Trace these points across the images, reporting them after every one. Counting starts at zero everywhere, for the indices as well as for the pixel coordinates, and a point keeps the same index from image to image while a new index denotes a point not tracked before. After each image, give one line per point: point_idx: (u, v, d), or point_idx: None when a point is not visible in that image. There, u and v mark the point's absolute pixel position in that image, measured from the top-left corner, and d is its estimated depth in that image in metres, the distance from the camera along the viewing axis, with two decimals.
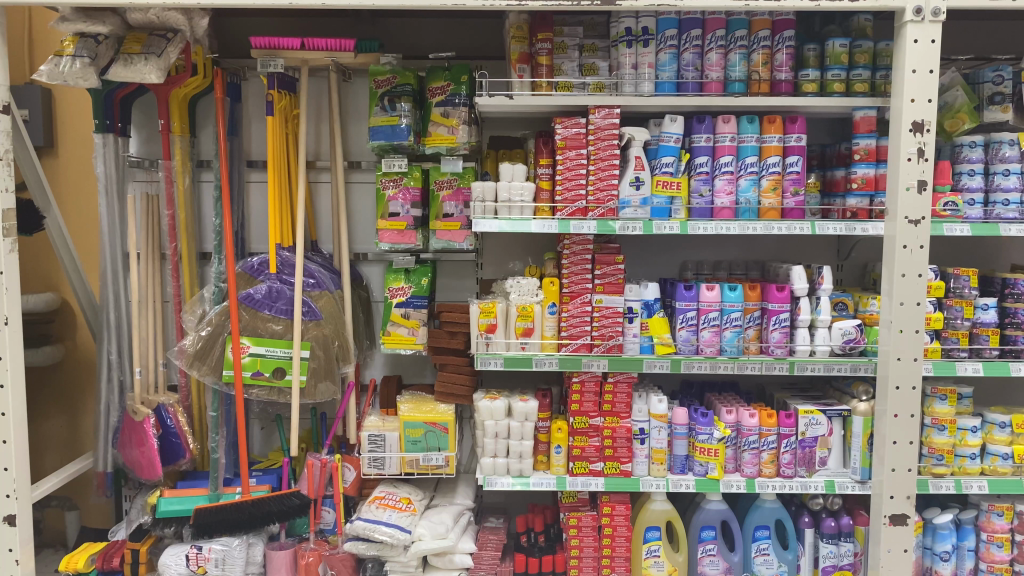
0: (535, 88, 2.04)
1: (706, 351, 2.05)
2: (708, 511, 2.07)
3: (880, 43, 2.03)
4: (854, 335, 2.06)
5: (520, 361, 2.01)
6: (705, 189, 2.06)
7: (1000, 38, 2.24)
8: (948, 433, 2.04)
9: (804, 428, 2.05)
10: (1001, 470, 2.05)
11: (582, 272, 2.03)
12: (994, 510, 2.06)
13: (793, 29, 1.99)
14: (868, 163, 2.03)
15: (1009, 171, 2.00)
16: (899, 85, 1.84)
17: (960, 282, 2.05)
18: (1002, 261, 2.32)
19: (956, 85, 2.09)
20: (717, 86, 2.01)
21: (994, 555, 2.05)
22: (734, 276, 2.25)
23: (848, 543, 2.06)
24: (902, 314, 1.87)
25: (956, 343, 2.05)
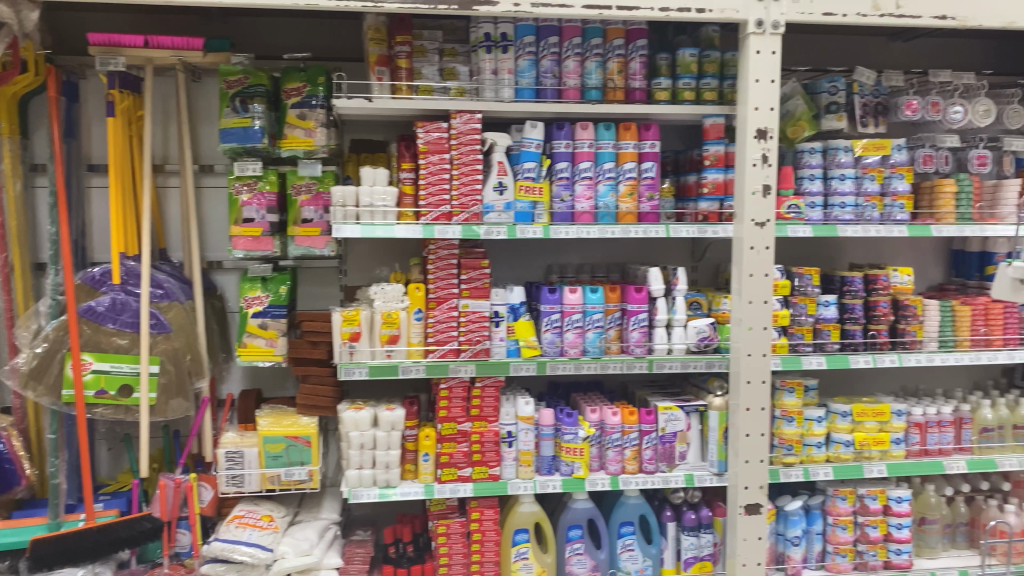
0: (395, 92, 2.00)
1: (570, 353, 2.09)
2: (576, 509, 2.10)
3: (727, 54, 2.12)
4: (708, 333, 2.14)
5: (385, 370, 1.96)
6: (565, 195, 2.09)
7: (835, 51, 2.39)
8: (796, 424, 2.15)
9: (664, 424, 2.12)
10: (844, 456, 2.19)
11: (448, 277, 2.01)
12: (839, 494, 2.19)
13: (645, 38, 2.06)
14: (718, 168, 2.12)
15: (844, 176, 2.14)
16: (744, 95, 1.94)
17: (804, 281, 2.19)
18: (841, 259, 2.48)
19: (796, 95, 2.21)
20: (575, 94, 2.05)
21: (839, 537, 2.19)
22: (596, 278, 2.29)
23: (707, 535, 2.13)
24: (751, 312, 1.96)
25: (802, 338, 2.17)
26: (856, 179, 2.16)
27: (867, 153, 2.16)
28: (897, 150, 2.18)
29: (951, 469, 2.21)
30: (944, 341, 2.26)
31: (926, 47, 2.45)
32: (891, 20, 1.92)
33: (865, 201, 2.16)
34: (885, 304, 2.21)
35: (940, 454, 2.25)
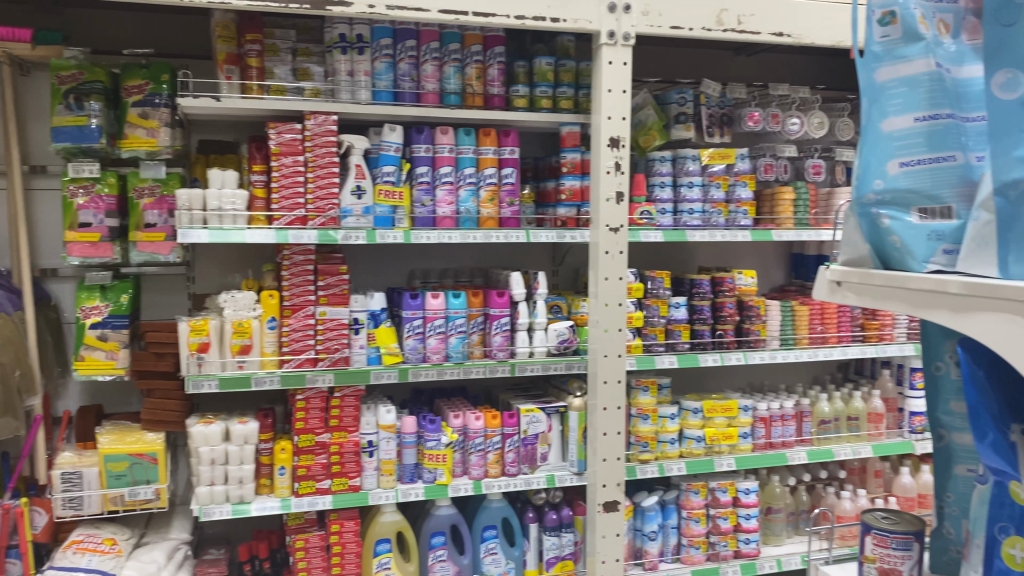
0: (245, 91, 1.93)
1: (432, 359, 2.07)
2: (438, 516, 2.09)
3: (581, 64, 2.18)
4: (567, 335, 2.17)
5: (237, 382, 1.88)
6: (426, 199, 2.07)
7: (683, 63, 2.49)
8: (651, 421, 2.22)
9: (526, 426, 2.13)
10: (696, 451, 2.28)
11: (304, 283, 1.96)
12: (692, 488, 2.28)
13: (503, 45, 2.08)
14: (575, 175, 2.16)
15: (692, 183, 2.23)
16: (597, 103, 1.98)
17: (656, 284, 2.26)
18: (692, 262, 2.60)
19: (647, 105, 2.28)
20: (433, 98, 2.04)
21: (693, 529, 2.27)
22: (459, 282, 2.29)
23: (569, 534, 2.17)
24: (606, 314, 2.01)
25: (655, 338, 2.24)
26: (703, 186, 2.26)
27: (713, 161, 2.27)
28: (740, 159, 2.29)
29: (794, 460, 2.34)
30: (784, 338, 2.40)
31: (766, 62, 2.59)
32: (733, 35, 2.01)
33: (711, 207, 2.26)
34: (730, 305, 2.33)
35: (783, 447, 2.39)
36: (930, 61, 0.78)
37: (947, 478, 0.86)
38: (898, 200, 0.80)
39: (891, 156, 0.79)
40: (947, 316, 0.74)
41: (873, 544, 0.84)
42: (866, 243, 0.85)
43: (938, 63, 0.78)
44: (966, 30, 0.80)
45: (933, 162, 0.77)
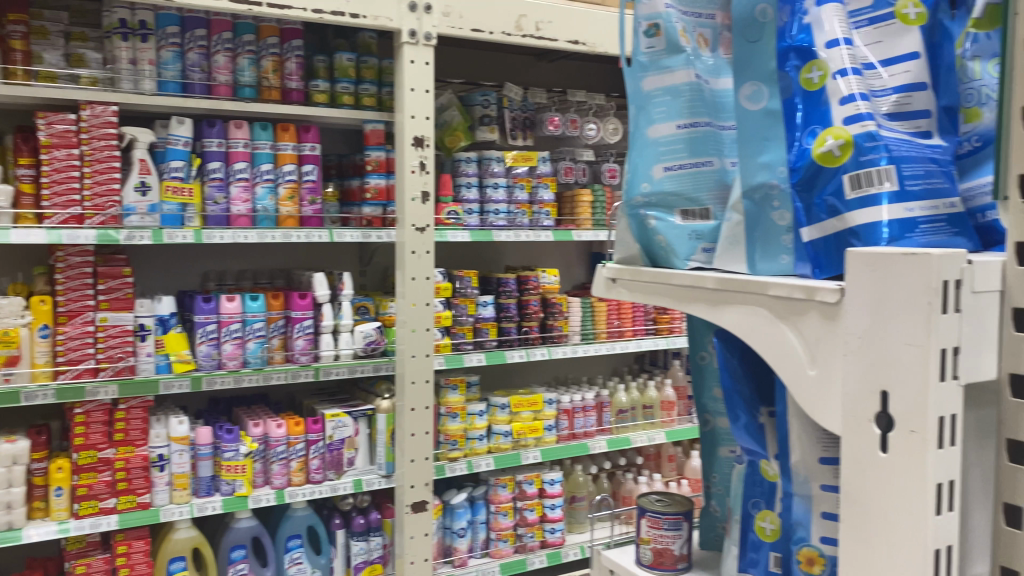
0: (8, 76, 1.75)
1: (229, 365, 1.98)
2: (238, 529, 2.00)
3: (384, 61, 2.15)
4: (375, 337, 2.14)
5: (3, 398, 1.70)
6: (219, 196, 1.97)
7: (485, 65, 2.53)
8: (459, 419, 2.24)
9: (332, 431, 2.10)
10: (504, 446, 2.31)
11: (82, 288, 1.81)
12: (500, 483, 2.32)
13: (301, 39, 2.02)
14: (380, 173, 2.14)
15: (497, 185, 2.27)
16: (400, 101, 1.97)
17: (464, 283, 2.28)
18: (499, 262, 2.64)
19: (452, 106, 2.31)
20: (226, 90, 1.95)
21: (501, 523, 2.32)
22: (258, 285, 2.21)
23: (377, 537, 2.15)
24: (413, 314, 2.01)
25: (463, 337, 2.26)
26: (508, 187, 2.31)
27: (516, 163, 2.32)
28: (542, 161, 2.37)
29: (594, 449, 2.46)
30: (585, 334, 2.49)
31: (565, 68, 2.69)
32: (532, 40, 2.08)
33: (516, 208, 2.31)
34: (535, 303, 2.39)
35: (585, 437, 2.49)
36: (690, 73, 0.84)
37: (712, 460, 0.93)
38: (662, 202, 0.86)
39: (657, 160, 0.86)
40: (705, 309, 0.81)
41: (648, 526, 0.88)
42: (637, 242, 0.91)
43: (697, 74, 0.84)
44: (722, 45, 0.87)
45: (694, 166, 0.84)
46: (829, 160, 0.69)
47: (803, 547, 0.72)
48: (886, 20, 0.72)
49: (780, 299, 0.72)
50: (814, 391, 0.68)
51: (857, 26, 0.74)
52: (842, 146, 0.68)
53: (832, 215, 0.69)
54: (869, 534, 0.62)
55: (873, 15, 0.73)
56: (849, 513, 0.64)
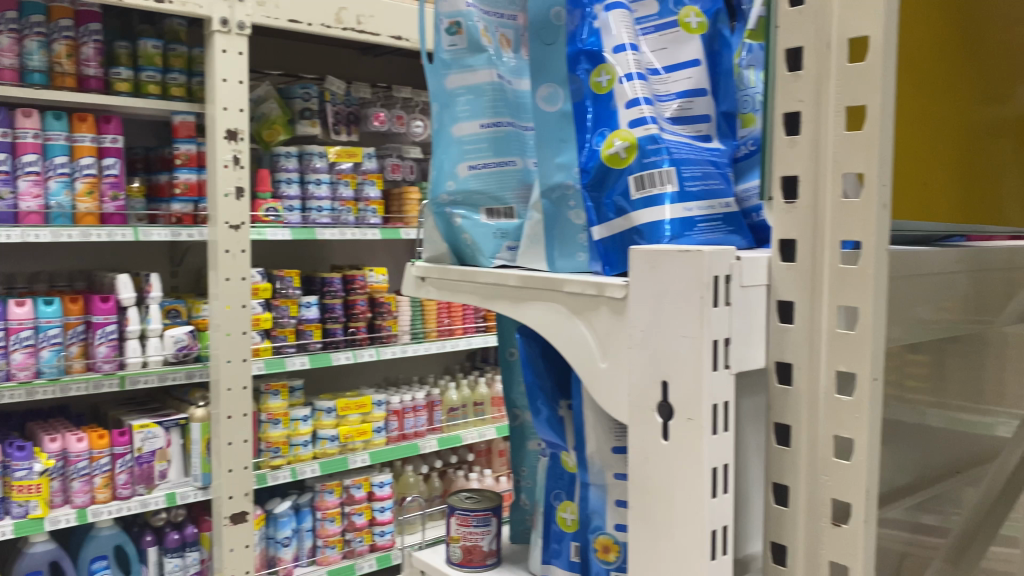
0: None
1: (19, 376, 1.81)
2: (33, 555, 1.84)
3: (194, 50, 2.04)
4: (187, 342, 2.03)
5: None
6: (5, 191, 1.79)
7: (306, 58, 2.46)
8: (282, 426, 2.16)
9: (141, 443, 1.96)
10: (330, 450, 2.26)
11: None
12: (326, 489, 2.26)
13: (99, 23, 1.88)
14: (190, 168, 2.02)
15: (320, 180, 2.21)
16: (211, 93, 1.87)
17: (285, 283, 2.20)
18: (323, 261, 2.57)
19: (270, 98, 2.20)
20: (11, 75, 1.78)
21: (328, 529, 2.26)
22: (54, 287, 2.04)
23: (193, 552, 2.04)
24: (229, 317, 1.92)
25: (285, 340, 2.18)
26: (331, 184, 2.25)
27: (340, 159, 2.25)
28: (367, 157, 2.32)
29: (425, 448, 2.45)
30: (415, 333, 2.47)
31: (391, 63, 2.66)
32: (353, 34, 2.04)
33: (340, 205, 2.26)
34: (362, 303, 2.34)
35: (415, 436, 2.46)
36: (492, 73, 0.84)
37: (522, 453, 0.94)
38: (467, 201, 0.86)
39: (462, 158, 0.86)
40: (507, 306, 0.82)
41: (456, 524, 0.89)
42: (445, 241, 0.91)
43: (499, 74, 0.85)
44: (524, 46, 0.88)
45: (499, 166, 0.85)
46: (616, 162, 0.71)
47: (600, 535, 0.75)
48: (671, 28, 0.76)
49: (575, 295, 0.74)
50: (606, 384, 0.71)
51: (644, 33, 0.77)
52: (628, 148, 0.71)
53: (621, 215, 0.72)
54: (654, 518, 0.66)
55: (659, 22, 0.77)
56: (638, 501, 0.67)
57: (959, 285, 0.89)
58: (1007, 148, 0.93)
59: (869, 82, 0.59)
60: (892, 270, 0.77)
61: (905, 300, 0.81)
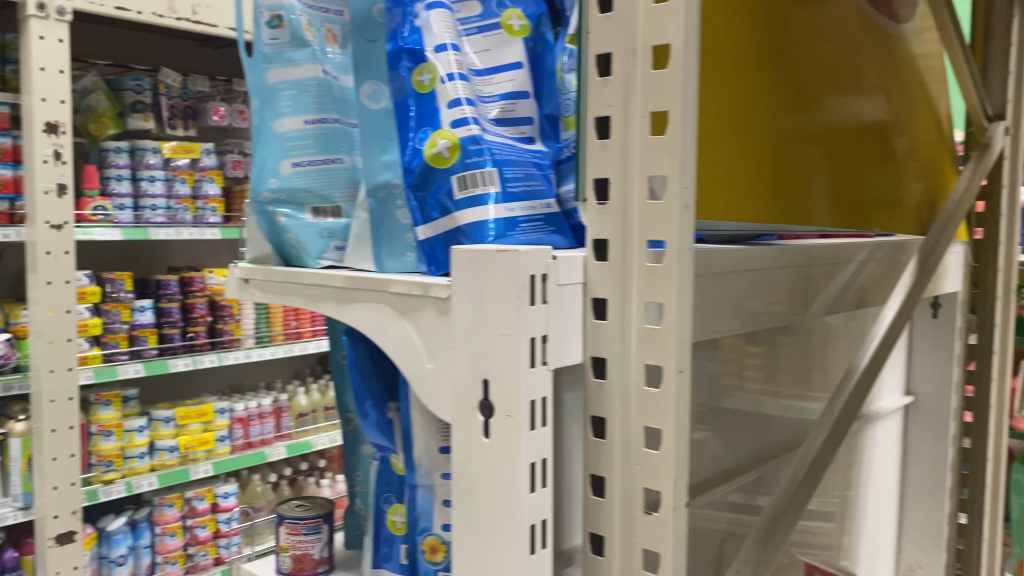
0: None
1: None
2: None
3: (8, 35, 1.89)
4: (3, 351, 1.86)
5: None
6: None
7: (137, 48, 2.33)
8: (115, 437, 2.04)
9: None
10: (169, 462, 2.14)
11: None
12: (166, 502, 2.15)
13: None
14: (4, 163, 1.86)
15: (153, 177, 2.09)
16: (27, 82, 1.74)
17: (116, 286, 2.07)
18: (160, 263, 2.45)
19: (97, 90, 2.08)
20: None
21: (168, 545, 2.15)
22: None
23: None
24: (51, 324, 1.78)
25: (116, 346, 2.06)
26: (166, 181, 2.14)
27: (175, 155, 2.15)
28: (206, 153, 2.22)
29: (272, 456, 2.38)
30: (260, 337, 2.38)
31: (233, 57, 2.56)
32: (188, 24, 1.95)
33: (177, 203, 2.15)
34: (202, 306, 2.24)
35: (261, 445, 2.39)
36: (316, 68, 0.82)
37: (356, 458, 0.93)
38: (291, 199, 0.84)
39: (285, 155, 0.83)
40: (333, 307, 0.80)
41: (286, 533, 0.86)
42: (269, 241, 0.88)
43: (324, 70, 0.83)
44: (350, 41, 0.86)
45: (324, 164, 0.83)
46: (438, 161, 0.71)
47: (427, 536, 0.74)
48: (493, 29, 0.77)
49: (400, 296, 0.73)
50: (430, 384, 0.70)
51: (467, 33, 0.77)
52: (450, 148, 0.71)
53: (444, 215, 0.72)
54: (476, 516, 0.66)
55: (481, 23, 0.77)
56: (461, 499, 0.68)
57: (771, 280, 0.94)
58: (813, 153, 1.00)
59: (671, 88, 0.62)
60: (705, 267, 0.81)
61: (723, 294, 0.85)
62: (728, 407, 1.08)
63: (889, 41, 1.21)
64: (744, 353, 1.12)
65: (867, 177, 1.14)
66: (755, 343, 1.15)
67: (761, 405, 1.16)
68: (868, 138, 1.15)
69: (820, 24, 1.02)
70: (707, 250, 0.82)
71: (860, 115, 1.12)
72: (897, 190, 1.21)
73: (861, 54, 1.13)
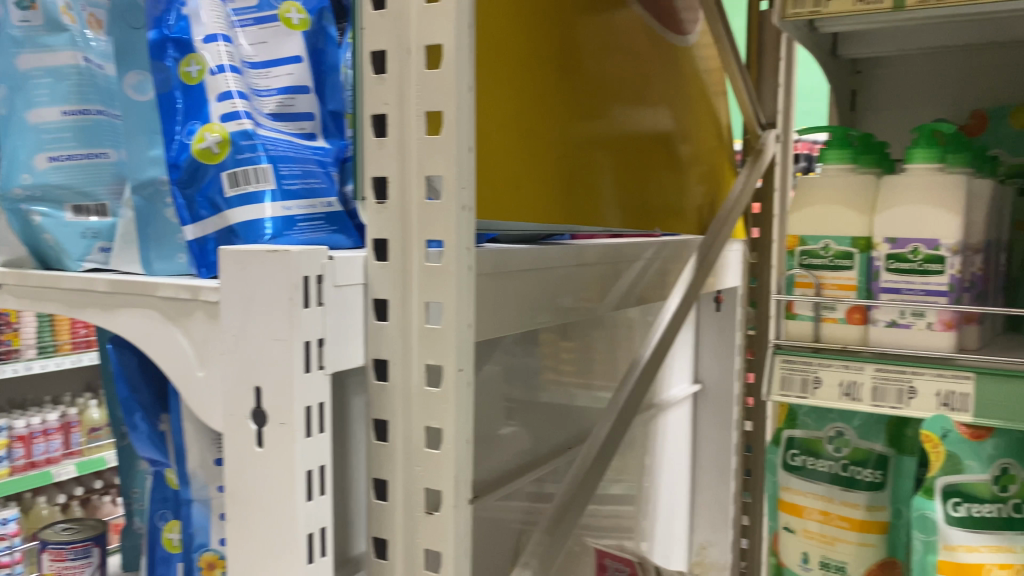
0: None
1: None
2: None
3: None
4: None
5: None
6: None
7: None
8: None
9: None
10: None
11: None
12: None
13: None
14: None
15: None
16: None
17: None
18: None
19: None
20: None
21: None
22: None
23: None
24: None
25: None
26: None
27: None
28: None
29: (59, 476, 2.17)
30: (42, 347, 2.18)
31: None
32: None
33: None
34: None
35: (46, 464, 2.18)
36: (75, 55, 0.76)
37: (132, 475, 0.87)
38: (48, 196, 0.77)
39: (39, 148, 0.76)
40: (96, 314, 0.74)
41: (50, 560, 0.80)
42: (24, 244, 0.80)
43: (85, 57, 0.77)
44: None
45: (86, 158, 0.77)
46: (208, 157, 0.68)
47: (203, 553, 0.71)
48: (270, 22, 0.74)
49: (169, 300, 0.68)
50: (202, 393, 0.67)
51: (241, 25, 0.74)
52: (220, 142, 0.67)
53: (214, 213, 0.69)
54: (251, 527, 0.64)
55: (258, 15, 0.74)
56: (234, 511, 0.65)
57: (561, 279, 0.95)
58: (599, 158, 1.04)
59: (444, 84, 0.62)
60: (503, 266, 0.81)
61: (524, 292, 0.87)
62: (547, 401, 1.14)
63: (674, 54, 1.28)
64: (558, 347, 1.17)
65: (653, 183, 1.20)
66: (569, 337, 1.20)
67: (572, 397, 1.21)
68: (653, 146, 1.21)
69: (607, 34, 1.06)
70: (501, 249, 0.82)
71: (646, 124, 1.18)
72: (680, 195, 1.29)
73: (648, 66, 1.19)
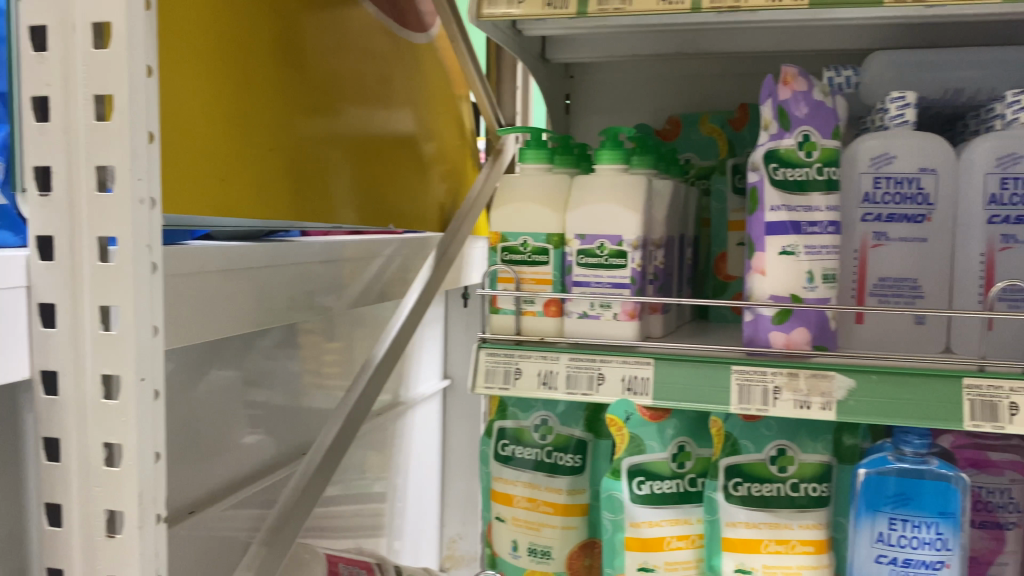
0: None
1: None
2: None
3: None
4: None
5: None
6: None
7: None
8: None
9: None
10: None
11: None
12: None
13: None
14: None
15: None
16: None
17: None
18: None
19: None
20: None
21: None
22: None
23: None
24: None
25: None
26: None
27: None
28: None
29: None
30: None
31: None
32: None
33: None
34: None
35: None
36: None
37: None
38: None
39: None
40: None
41: None
42: None
43: None
44: None
45: None
46: None
47: None
48: None
49: None
50: None
51: None
52: None
53: None
54: None
55: None
56: None
57: (291, 274, 0.89)
58: (332, 159, 1.00)
59: (110, 51, 0.47)
60: (228, 263, 0.74)
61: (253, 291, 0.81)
62: (309, 408, 1.09)
63: (421, 59, 1.28)
64: (321, 349, 1.13)
65: (396, 184, 1.18)
66: (334, 337, 1.17)
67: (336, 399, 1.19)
68: (396, 148, 1.19)
69: (340, 34, 1.04)
70: (233, 247, 0.76)
71: (386, 123, 1.16)
72: (425, 194, 1.27)
73: (388, 70, 1.17)
